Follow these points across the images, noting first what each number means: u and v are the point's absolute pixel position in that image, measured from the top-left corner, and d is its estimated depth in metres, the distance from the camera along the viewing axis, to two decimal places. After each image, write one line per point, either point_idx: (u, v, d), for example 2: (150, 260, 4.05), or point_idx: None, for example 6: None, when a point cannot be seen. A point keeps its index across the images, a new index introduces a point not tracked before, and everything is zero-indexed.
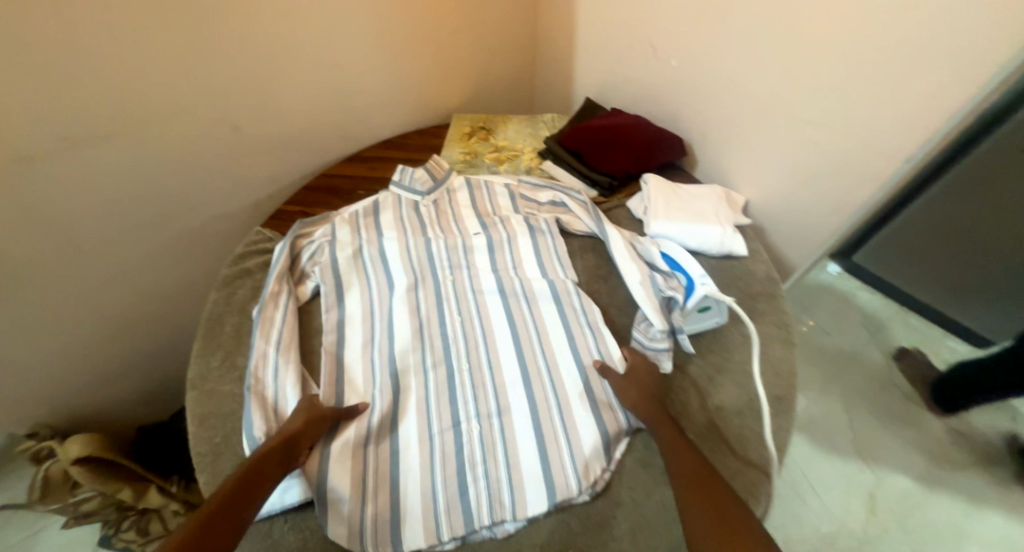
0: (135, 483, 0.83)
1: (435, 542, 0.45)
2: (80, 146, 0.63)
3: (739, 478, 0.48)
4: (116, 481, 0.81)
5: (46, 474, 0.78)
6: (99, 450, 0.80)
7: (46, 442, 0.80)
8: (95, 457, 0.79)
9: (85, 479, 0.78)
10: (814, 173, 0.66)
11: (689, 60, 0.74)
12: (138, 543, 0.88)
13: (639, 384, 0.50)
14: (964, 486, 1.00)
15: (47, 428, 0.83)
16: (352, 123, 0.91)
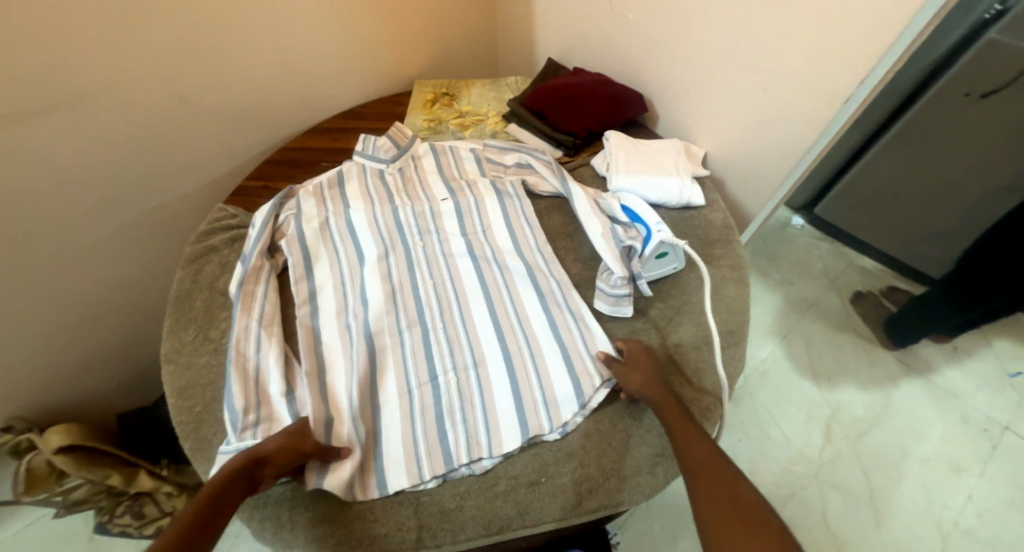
0: (123, 469, 0.84)
1: (418, 482, 0.48)
2: (24, 124, 0.61)
3: (696, 404, 0.53)
4: (102, 468, 0.82)
5: (29, 466, 0.78)
6: (81, 439, 0.80)
7: (24, 435, 0.79)
8: (79, 446, 0.79)
9: (71, 468, 0.78)
10: (765, 122, 0.68)
11: (646, 15, 0.74)
12: (135, 527, 0.91)
13: (642, 367, 0.50)
14: (911, 409, 1.09)
15: (22, 421, 0.81)
16: (310, 93, 0.89)
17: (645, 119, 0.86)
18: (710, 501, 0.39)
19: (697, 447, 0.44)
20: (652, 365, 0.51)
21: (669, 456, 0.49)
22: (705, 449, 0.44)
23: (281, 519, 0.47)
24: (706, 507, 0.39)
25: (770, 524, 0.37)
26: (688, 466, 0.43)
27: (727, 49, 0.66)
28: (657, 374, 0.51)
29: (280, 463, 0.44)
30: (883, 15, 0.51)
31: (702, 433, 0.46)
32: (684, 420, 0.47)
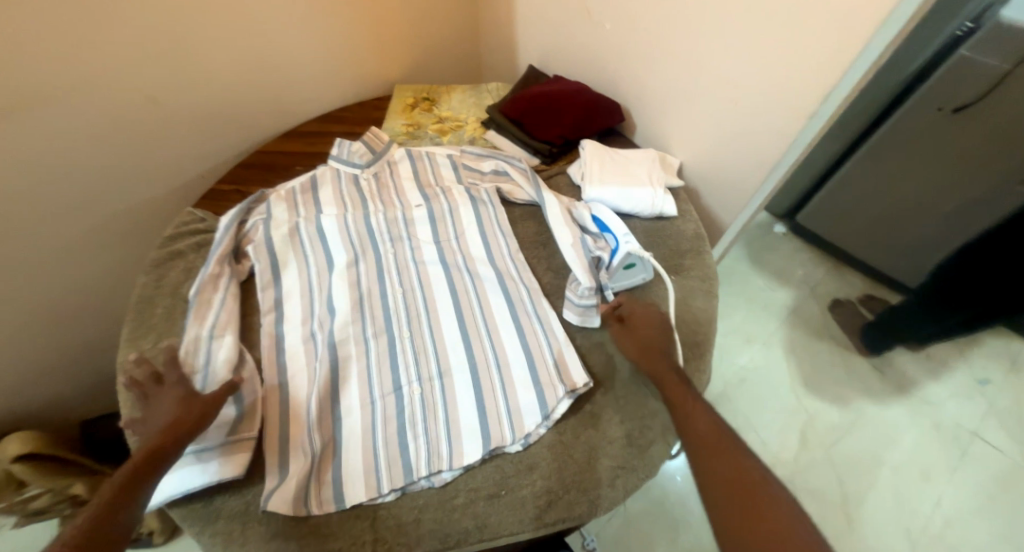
0: (88, 477, 0.83)
1: (376, 495, 0.47)
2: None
3: (660, 417, 0.52)
4: (65, 476, 0.81)
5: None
6: (44, 447, 0.78)
7: None
8: (37, 454, 0.77)
9: (32, 477, 0.77)
10: (737, 134, 0.69)
11: (623, 25, 0.74)
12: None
13: (643, 337, 0.52)
14: (888, 419, 1.10)
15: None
16: (288, 96, 0.88)
17: (623, 128, 0.86)
18: (720, 477, 0.38)
19: (702, 426, 0.43)
20: (654, 334, 0.52)
21: (629, 469, 0.49)
22: (712, 427, 0.43)
23: (232, 532, 0.46)
24: (720, 483, 0.38)
25: (784, 505, 0.35)
26: (690, 444, 0.42)
27: (702, 60, 0.67)
28: (660, 340, 0.52)
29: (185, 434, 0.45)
30: (846, 32, 0.51)
31: (711, 411, 0.44)
32: (686, 397, 0.46)
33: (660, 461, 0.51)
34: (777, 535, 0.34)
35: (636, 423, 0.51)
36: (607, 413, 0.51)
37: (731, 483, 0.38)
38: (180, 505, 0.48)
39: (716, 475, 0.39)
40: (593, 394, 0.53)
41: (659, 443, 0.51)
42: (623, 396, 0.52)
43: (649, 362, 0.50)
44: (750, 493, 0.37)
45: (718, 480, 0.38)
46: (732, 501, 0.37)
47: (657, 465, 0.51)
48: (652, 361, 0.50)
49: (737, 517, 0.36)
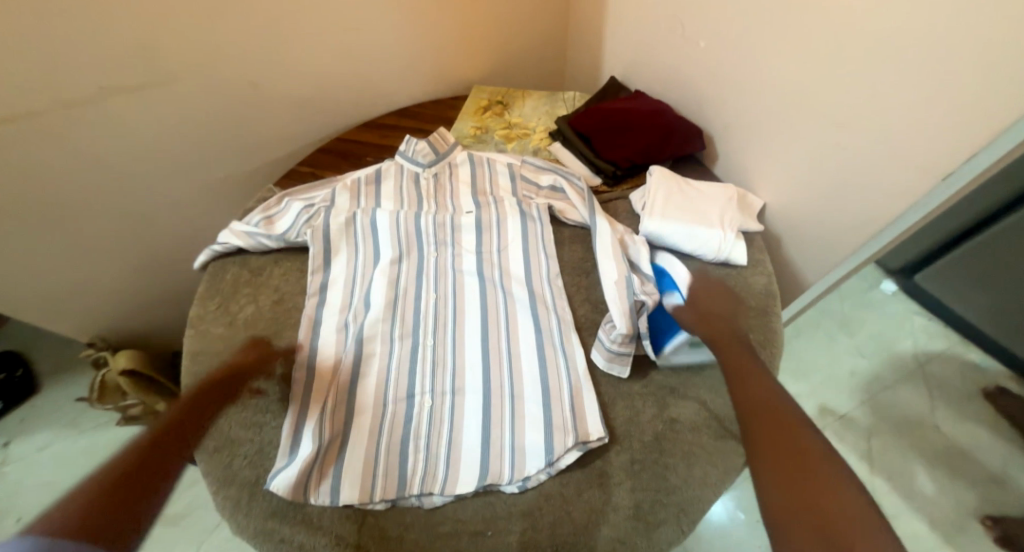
0: (169, 399, 1.02)
1: (368, 501, 0.46)
2: (115, 96, 0.69)
3: (678, 494, 0.45)
4: (154, 395, 0.99)
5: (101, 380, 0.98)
6: (140, 366, 0.96)
7: (102, 352, 0.97)
8: (136, 370, 0.96)
9: (129, 388, 0.95)
10: (838, 182, 0.59)
11: (719, 44, 0.67)
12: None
13: (719, 324, 0.53)
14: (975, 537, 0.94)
15: (104, 340, 0.98)
16: (372, 90, 0.91)
17: (704, 156, 0.79)
18: (784, 476, 0.39)
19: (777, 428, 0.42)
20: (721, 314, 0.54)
21: (629, 546, 0.43)
22: (788, 432, 0.42)
23: (241, 500, 0.47)
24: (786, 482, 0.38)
25: (848, 497, 0.36)
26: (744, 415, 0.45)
27: (809, 93, 0.58)
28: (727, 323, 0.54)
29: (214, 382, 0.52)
30: (992, 90, 0.42)
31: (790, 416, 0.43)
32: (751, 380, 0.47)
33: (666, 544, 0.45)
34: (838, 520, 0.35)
35: (648, 494, 0.45)
36: (619, 475, 0.46)
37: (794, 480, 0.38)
38: (205, 459, 0.49)
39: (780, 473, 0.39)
40: (607, 451, 0.48)
41: (669, 523, 0.44)
42: (639, 461, 0.47)
43: (726, 349, 0.51)
44: (801, 480, 0.38)
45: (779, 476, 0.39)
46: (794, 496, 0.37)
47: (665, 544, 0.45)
48: (728, 350, 0.51)
49: (799, 517, 0.36)
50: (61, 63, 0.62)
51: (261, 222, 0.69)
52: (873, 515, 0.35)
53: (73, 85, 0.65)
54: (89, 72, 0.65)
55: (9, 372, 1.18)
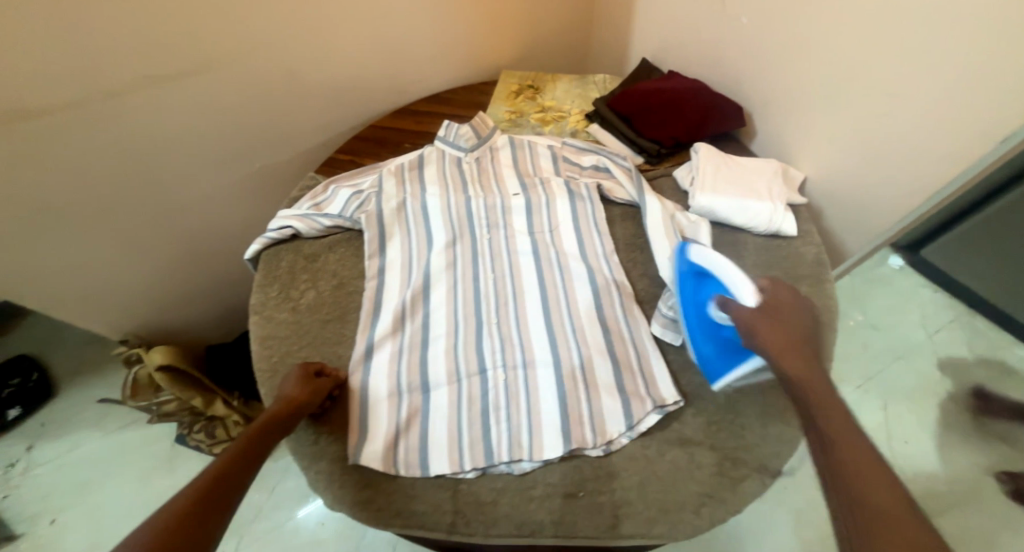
0: (204, 393, 1.01)
1: (458, 470, 0.48)
2: (160, 84, 0.69)
3: (757, 451, 0.47)
4: (190, 389, 0.99)
5: (135, 377, 0.97)
6: (176, 361, 0.95)
7: (135, 348, 0.96)
8: (172, 366, 0.95)
9: (166, 383, 0.95)
10: (886, 151, 0.61)
11: (761, 21, 0.68)
12: (207, 443, 1.10)
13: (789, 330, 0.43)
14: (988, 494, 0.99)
15: (136, 336, 0.98)
16: (404, 78, 0.91)
17: (741, 134, 0.81)
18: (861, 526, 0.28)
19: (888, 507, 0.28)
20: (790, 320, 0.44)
21: (718, 501, 0.44)
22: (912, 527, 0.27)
23: (332, 475, 0.48)
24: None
25: None
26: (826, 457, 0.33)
27: (852, 66, 0.60)
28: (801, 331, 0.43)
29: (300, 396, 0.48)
30: None
31: (905, 492, 0.29)
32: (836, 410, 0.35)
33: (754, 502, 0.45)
34: None
35: (729, 451, 0.47)
36: (698, 435, 0.48)
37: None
38: (293, 440, 0.51)
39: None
40: (682, 413, 0.50)
41: (754, 478, 0.46)
42: (716, 422, 0.49)
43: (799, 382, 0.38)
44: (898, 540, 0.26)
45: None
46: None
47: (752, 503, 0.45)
48: (813, 389, 0.37)
49: None
50: (109, 50, 0.62)
51: (311, 208, 0.70)
52: None
53: (116, 74, 0.64)
54: (134, 60, 0.65)
55: (24, 376, 1.18)
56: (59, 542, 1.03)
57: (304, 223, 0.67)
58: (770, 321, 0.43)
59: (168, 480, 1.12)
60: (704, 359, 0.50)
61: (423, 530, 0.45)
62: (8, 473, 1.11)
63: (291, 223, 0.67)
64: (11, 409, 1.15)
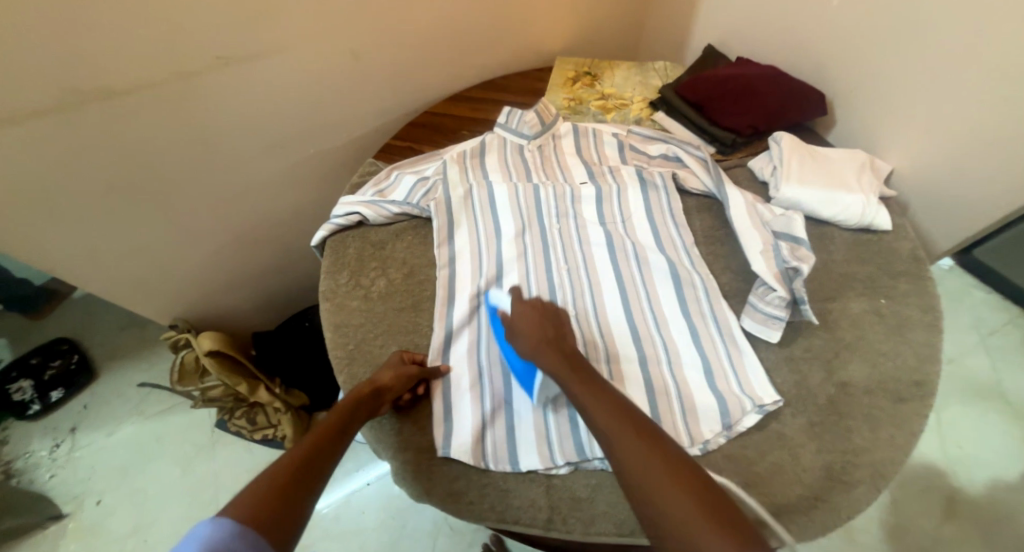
0: (250, 380, 1.02)
1: (551, 466, 0.46)
2: (230, 66, 0.67)
3: (868, 456, 0.44)
4: (237, 376, 0.99)
5: (182, 362, 0.97)
6: (224, 346, 0.95)
7: (183, 334, 0.95)
8: (221, 351, 0.95)
9: (214, 369, 0.94)
10: (993, 141, 0.58)
11: (858, 6, 0.64)
12: (248, 430, 1.10)
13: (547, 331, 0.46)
14: None
15: (183, 322, 0.98)
16: (462, 63, 0.89)
17: (817, 123, 0.77)
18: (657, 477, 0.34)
19: (658, 465, 0.35)
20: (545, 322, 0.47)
21: (827, 504, 0.42)
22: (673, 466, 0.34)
23: (420, 465, 0.48)
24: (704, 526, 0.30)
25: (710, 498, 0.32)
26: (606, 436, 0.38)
27: (967, 51, 0.56)
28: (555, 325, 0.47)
29: (391, 384, 0.49)
30: None
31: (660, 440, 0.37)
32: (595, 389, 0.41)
33: (865, 509, 0.42)
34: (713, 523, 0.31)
35: (835, 454, 0.45)
36: (801, 437, 0.46)
37: (709, 512, 0.31)
38: (375, 428, 0.51)
39: (680, 512, 0.32)
40: (781, 414, 0.48)
41: (866, 484, 0.43)
42: (819, 423, 0.47)
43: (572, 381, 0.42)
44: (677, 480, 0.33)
45: (682, 518, 0.31)
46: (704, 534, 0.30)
47: (863, 510, 0.43)
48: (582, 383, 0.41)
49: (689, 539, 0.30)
50: (186, 30, 0.60)
51: (375, 195, 0.69)
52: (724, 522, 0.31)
53: (190, 54, 0.63)
54: (210, 42, 0.63)
55: (65, 358, 1.20)
56: (105, 523, 1.04)
57: (369, 209, 0.66)
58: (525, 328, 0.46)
59: (206, 465, 1.12)
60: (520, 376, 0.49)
61: (519, 525, 0.45)
62: (52, 455, 1.12)
63: (358, 210, 0.65)
64: (53, 391, 1.16)
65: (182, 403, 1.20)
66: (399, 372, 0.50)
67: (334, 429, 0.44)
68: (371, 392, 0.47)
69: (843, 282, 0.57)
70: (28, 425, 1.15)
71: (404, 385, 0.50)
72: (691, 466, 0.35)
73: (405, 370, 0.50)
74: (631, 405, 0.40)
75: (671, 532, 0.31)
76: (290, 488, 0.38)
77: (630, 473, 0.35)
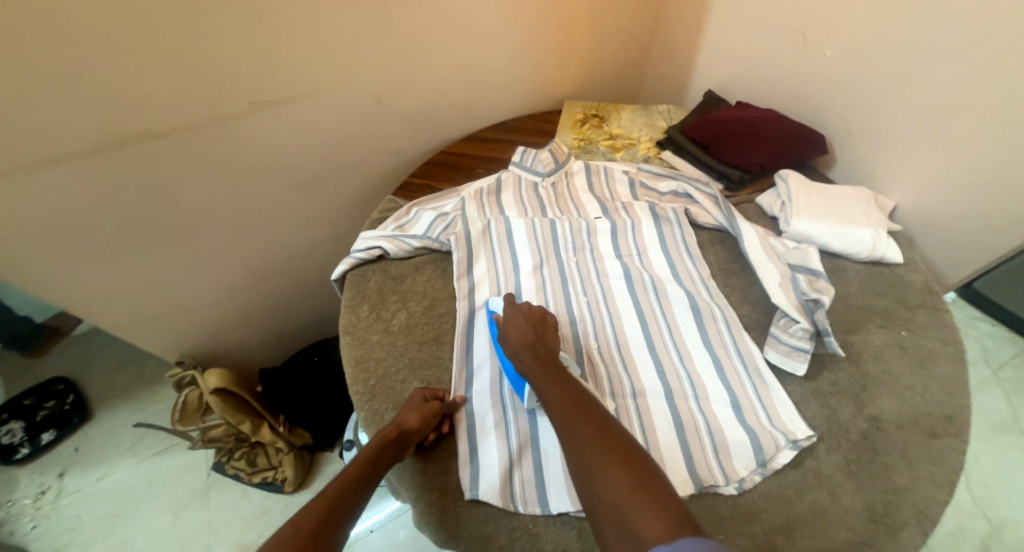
0: (254, 419, 1.00)
1: (584, 508, 0.45)
2: (262, 110, 0.70)
3: (910, 496, 0.44)
4: (241, 415, 0.97)
5: (185, 400, 0.94)
6: (231, 384, 0.93)
7: (189, 371, 0.93)
8: (226, 389, 0.93)
9: (219, 408, 0.92)
10: (994, 178, 0.61)
11: (852, 55, 0.69)
12: (247, 472, 1.07)
13: (519, 333, 0.50)
14: None
15: (190, 358, 0.96)
16: (475, 107, 0.93)
17: (819, 162, 0.81)
18: (596, 441, 0.39)
19: (593, 436, 0.39)
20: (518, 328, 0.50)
21: (876, 549, 0.41)
22: (613, 439, 0.39)
23: (445, 508, 0.47)
24: (633, 503, 0.34)
25: (637, 463, 0.37)
26: (555, 415, 0.42)
27: (963, 96, 0.59)
28: (530, 326, 0.51)
29: (416, 427, 0.48)
30: None
31: (603, 419, 0.41)
32: (552, 375, 0.46)
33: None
34: (638, 484, 0.35)
35: (876, 495, 0.44)
36: (839, 475, 0.45)
37: (643, 492, 0.35)
38: (398, 469, 0.50)
39: (613, 490, 0.35)
40: (815, 449, 0.48)
41: (913, 526, 0.42)
42: (855, 461, 0.46)
43: (538, 374, 0.46)
44: (611, 449, 0.38)
45: (614, 495, 0.35)
46: (634, 508, 0.34)
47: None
48: (544, 372, 0.46)
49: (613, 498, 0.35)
50: (223, 76, 0.63)
51: (396, 230, 0.70)
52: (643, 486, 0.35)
53: (225, 98, 0.66)
54: (245, 88, 0.66)
55: (60, 398, 1.17)
56: None
57: (391, 244, 0.67)
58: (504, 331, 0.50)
59: (201, 512, 1.06)
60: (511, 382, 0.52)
61: None
62: (36, 503, 1.06)
63: (381, 245, 0.67)
64: (45, 433, 1.12)
65: (179, 444, 1.16)
66: (424, 413, 0.49)
67: (358, 479, 0.44)
68: (395, 437, 0.46)
69: (862, 315, 0.58)
70: (14, 469, 1.10)
71: (428, 426, 0.49)
72: (627, 439, 0.39)
73: (428, 407, 0.49)
74: (588, 398, 0.44)
75: (605, 509, 0.35)
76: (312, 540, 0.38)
77: (572, 443, 0.40)
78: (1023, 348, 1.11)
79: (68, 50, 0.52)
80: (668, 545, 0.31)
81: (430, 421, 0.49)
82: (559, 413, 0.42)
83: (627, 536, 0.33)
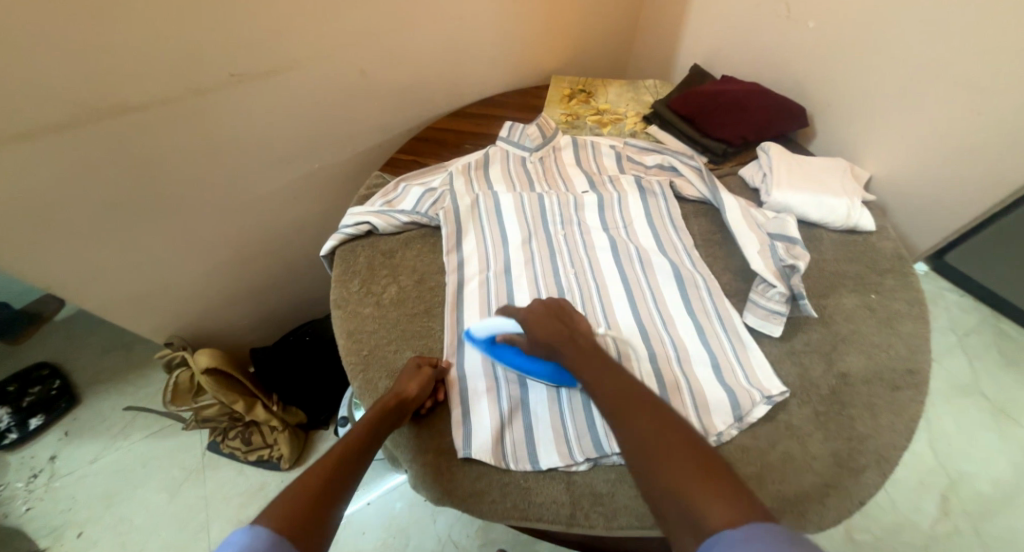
0: (247, 398, 1.00)
1: (571, 463, 0.48)
2: (244, 83, 0.69)
3: (872, 443, 0.47)
4: (233, 394, 0.98)
5: (177, 381, 0.95)
6: (222, 363, 0.94)
7: (179, 351, 0.93)
8: (217, 369, 0.94)
9: (211, 387, 0.92)
10: (962, 146, 0.63)
11: (832, 26, 0.70)
12: (242, 451, 1.09)
13: (556, 328, 0.50)
14: None
15: (179, 339, 0.96)
16: (461, 82, 0.92)
17: (799, 135, 0.82)
18: (650, 430, 0.39)
19: (646, 424, 0.40)
20: (557, 324, 0.51)
21: (839, 491, 0.44)
22: (666, 426, 0.39)
23: (439, 467, 0.49)
24: (697, 490, 0.34)
25: (695, 449, 0.37)
26: (605, 407, 0.43)
27: (935, 67, 0.61)
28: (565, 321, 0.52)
29: (415, 394, 0.49)
30: None
31: (656, 405, 0.42)
32: (597, 367, 0.46)
33: (875, 494, 0.45)
34: (696, 470, 0.35)
35: (842, 443, 0.47)
36: (809, 426, 0.48)
37: (703, 480, 0.34)
38: (394, 434, 0.52)
39: (673, 479, 0.35)
40: (787, 404, 0.50)
41: (873, 469, 0.45)
42: (824, 413, 0.49)
43: (583, 369, 0.47)
44: (666, 438, 0.38)
45: (675, 484, 0.35)
46: (699, 496, 0.34)
47: (872, 496, 0.45)
48: (587, 365, 0.47)
49: (671, 486, 0.35)
50: (203, 48, 0.62)
51: (384, 206, 0.70)
52: (706, 472, 0.35)
53: (206, 71, 0.65)
54: (226, 60, 0.65)
55: (46, 384, 1.16)
56: None
57: (380, 219, 0.67)
58: (539, 324, 0.51)
59: (196, 491, 1.07)
60: (548, 379, 0.52)
61: (542, 522, 0.46)
62: (29, 486, 1.06)
63: (369, 219, 0.67)
64: (32, 419, 1.11)
65: (171, 426, 1.16)
66: (422, 379, 0.50)
67: (360, 444, 0.46)
68: (394, 403, 0.48)
69: (834, 279, 0.60)
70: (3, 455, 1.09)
71: (426, 392, 0.51)
72: (685, 425, 0.40)
73: (424, 374, 0.51)
74: (641, 388, 0.44)
75: (667, 497, 0.35)
76: (320, 498, 0.40)
77: (626, 433, 0.40)
78: (986, 315, 1.16)
79: (40, 20, 0.51)
80: (736, 529, 0.31)
81: (427, 388, 0.51)
82: (608, 405, 0.43)
83: (689, 520, 0.33)
